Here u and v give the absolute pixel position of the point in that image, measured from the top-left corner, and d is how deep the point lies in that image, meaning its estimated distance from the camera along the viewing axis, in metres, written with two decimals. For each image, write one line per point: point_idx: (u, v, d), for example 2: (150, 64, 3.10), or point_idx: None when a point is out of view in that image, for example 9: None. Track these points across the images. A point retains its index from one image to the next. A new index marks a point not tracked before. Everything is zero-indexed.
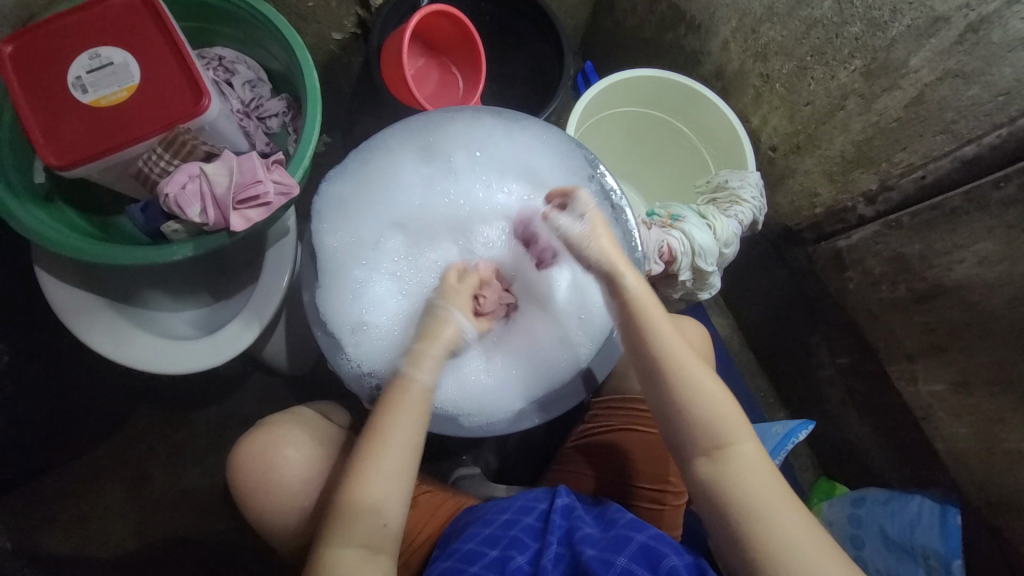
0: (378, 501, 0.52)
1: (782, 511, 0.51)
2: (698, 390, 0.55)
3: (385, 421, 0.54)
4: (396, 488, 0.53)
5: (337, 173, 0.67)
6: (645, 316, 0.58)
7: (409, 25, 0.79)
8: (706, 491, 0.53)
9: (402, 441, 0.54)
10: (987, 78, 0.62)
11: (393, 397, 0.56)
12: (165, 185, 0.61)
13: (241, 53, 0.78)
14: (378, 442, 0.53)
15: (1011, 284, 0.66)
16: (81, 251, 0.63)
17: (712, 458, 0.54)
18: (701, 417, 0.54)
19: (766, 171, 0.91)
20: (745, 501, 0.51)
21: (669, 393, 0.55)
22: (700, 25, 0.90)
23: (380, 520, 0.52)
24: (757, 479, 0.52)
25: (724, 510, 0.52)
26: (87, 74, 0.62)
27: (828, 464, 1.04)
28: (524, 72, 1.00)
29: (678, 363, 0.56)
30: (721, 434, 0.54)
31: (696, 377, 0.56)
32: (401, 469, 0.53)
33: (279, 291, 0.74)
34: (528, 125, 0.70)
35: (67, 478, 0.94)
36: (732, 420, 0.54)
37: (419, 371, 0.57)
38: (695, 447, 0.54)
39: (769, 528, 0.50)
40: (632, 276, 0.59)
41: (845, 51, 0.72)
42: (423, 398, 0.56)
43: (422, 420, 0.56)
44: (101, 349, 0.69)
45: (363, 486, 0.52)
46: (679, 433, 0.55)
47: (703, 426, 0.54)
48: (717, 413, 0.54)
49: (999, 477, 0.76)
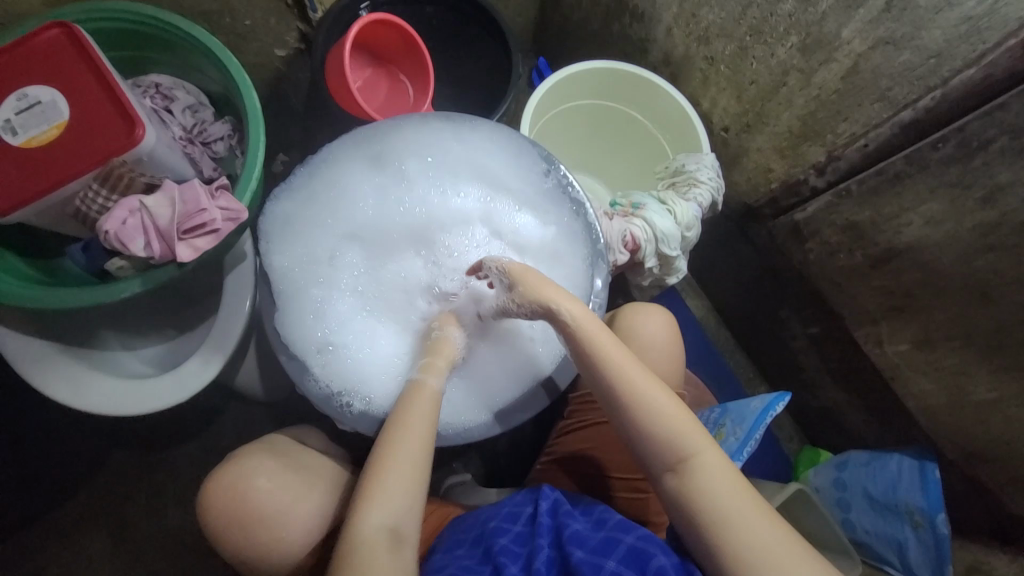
0: (392, 504, 0.54)
1: (748, 513, 0.53)
2: (656, 411, 0.57)
3: (398, 424, 0.56)
4: (405, 490, 0.54)
5: (280, 192, 0.67)
6: (594, 346, 0.58)
7: (348, 35, 0.78)
8: (678, 504, 0.56)
9: (415, 442, 0.56)
10: (917, 42, 0.64)
11: (407, 399, 0.58)
12: (104, 222, 0.59)
13: (178, 78, 0.76)
14: (390, 443, 0.56)
15: (959, 241, 0.68)
16: (25, 298, 0.61)
17: (678, 472, 0.56)
18: (662, 436, 0.56)
19: (721, 152, 0.92)
20: (712, 509, 0.54)
21: (631, 417, 0.57)
22: (643, 14, 0.90)
23: (396, 521, 0.53)
24: (721, 487, 0.54)
25: (696, 520, 0.54)
26: (15, 115, 0.60)
27: (811, 432, 1.06)
28: (475, 74, 0.99)
29: (632, 388, 0.57)
30: (683, 448, 0.56)
31: (653, 398, 0.57)
32: (414, 469, 0.55)
33: (243, 315, 0.73)
34: (477, 126, 0.70)
35: (42, 533, 0.90)
36: (691, 432, 0.56)
37: (431, 375, 0.59)
38: (660, 464, 0.56)
39: (735, 532, 0.52)
40: (567, 302, 0.58)
41: (781, 29, 0.73)
42: (434, 399, 0.58)
43: (433, 421, 0.58)
44: (59, 397, 0.67)
45: (377, 488, 0.54)
46: (645, 452, 0.57)
47: (664, 443, 0.56)
48: (676, 429, 0.56)
49: (968, 427, 0.79)
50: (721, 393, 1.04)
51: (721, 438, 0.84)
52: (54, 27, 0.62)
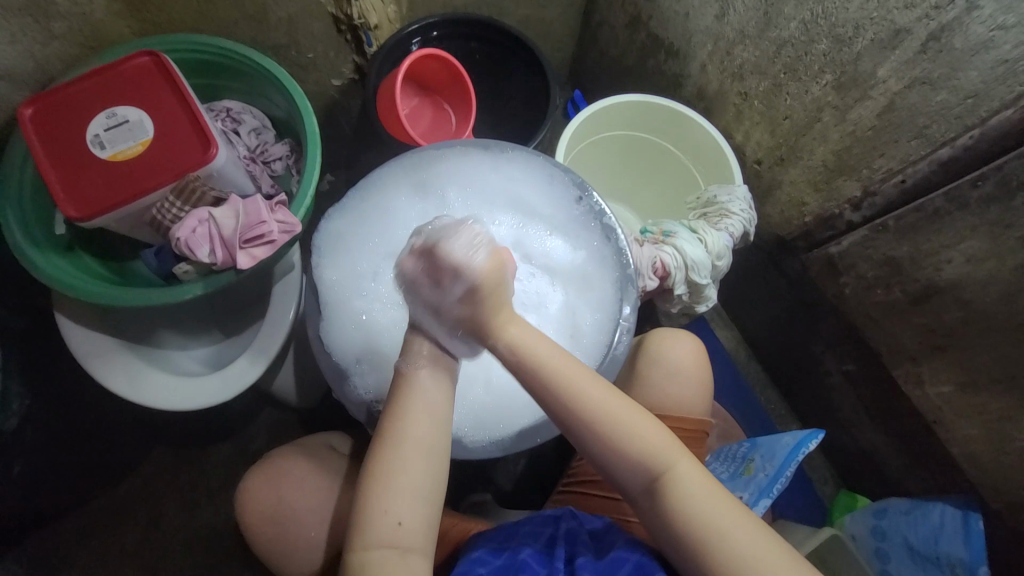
0: (397, 501, 0.51)
1: (731, 521, 0.52)
2: (618, 433, 0.54)
3: (394, 420, 0.53)
4: (413, 480, 0.52)
5: (335, 210, 0.72)
6: (542, 364, 0.54)
7: (400, 68, 0.85)
8: (658, 519, 0.54)
9: (414, 438, 0.53)
10: (954, 83, 0.64)
11: (397, 394, 0.55)
12: (177, 229, 0.65)
13: (247, 104, 0.83)
14: (386, 438, 0.53)
15: (1002, 281, 0.67)
16: (97, 295, 0.67)
17: (655, 493, 0.54)
18: (632, 457, 0.54)
19: (754, 183, 0.93)
20: (693, 528, 0.52)
21: (590, 436, 0.54)
22: (678, 51, 0.94)
23: (405, 512, 0.52)
24: (702, 502, 0.53)
25: (681, 540, 0.53)
26: (105, 131, 0.67)
27: (846, 475, 1.02)
28: (514, 104, 1.04)
29: (585, 403, 0.54)
30: (658, 465, 0.54)
31: (615, 416, 0.54)
32: (417, 467, 0.52)
33: (286, 323, 0.78)
34: (516, 154, 0.74)
35: (83, 520, 0.95)
36: (662, 447, 0.54)
37: (416, 365, 0.55)
38: (638, 486, 0.55)
39: (722, 549, 0.51)
40: (520, 330, 0.55)
41: (815, 67, 0.75)
42: (426, 393, 0.54)
43: (433, 416, 0.54)
44: (116, 389, 0.72)
45: (382, 485, 0.52)
46: (620, 475, 0.55)
47: (639, 464, 0.54)
48: (648, 448, 0.54)
49: (1018, 478, 0.74)
50: (750, 427, 1.02)
51: (750, 474, 0.81)
52: (145, 56, 0.70)
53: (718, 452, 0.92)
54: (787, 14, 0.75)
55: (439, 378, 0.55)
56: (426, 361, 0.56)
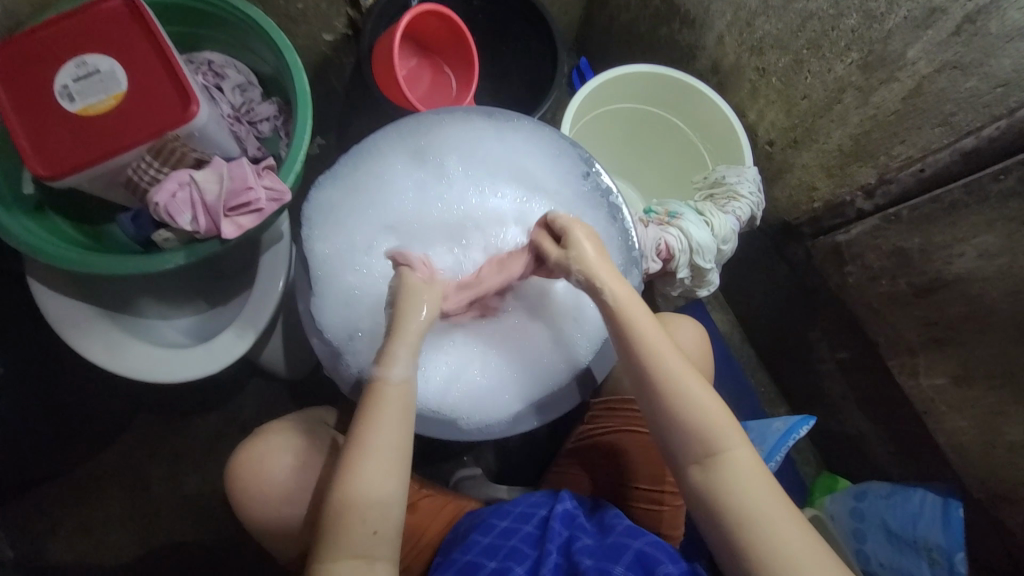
0: (367, 507, 0.50)
1: (780, 516, 0.51)
2: (686, 397, 0.54)
3: (369, 425, 0.52)
4: (385, 486, 0.51)
5: (326, 178, 0.68)
6: (629, 321, 0.57)
7: (398, 25, 0.78)
8: (701, 499, 0.53)
9: (386, 445, 0.52)
10: (985, 69, 0.61)
11: (370, 401, 0.53)
12: (154, 194, 0.60)
13: (230, 57, 0.77)
14: (358, 446, 0.51)
15: (1012, 277, 0.66)
16: (71, 261, 0.63)
17: (705, 467, 0.53)
18: (693, 423, 0.54)
19: (764, 166, 0.90)
20: (742, 509, 0.51)
21: (660, 399, 0.55)
22: (695, 20, 0.89)
23: (379, 518, 0.50)
24: (753, 484, 0.52)
25: (723, 518, 0.52)
26: (74, 82, 0.61)
27: (830, 458, 1.04)
28: (518, 69, 0.98)
29: (665, 368, 0.55)
30: (714, 439, 0.53)
31: (681, 382, 0.55)
32: (388, 475, 0.51)
33: (275, 294, 0.74)
34: (522, 124, 0.70)
35: (67, 487, 0.93)
36: (723, 423, 0.54)
37: (392, 371, 0.54)
38: (689, 457, 0.54)
39: (767, 534, 0.50)
40: (611, 280, 0.58)
41: (841, 44, 0.71)
42: (400, 399, 0.53)
43: (405, 422, 0.53)
44: (96, 359, 0.69)
45: (352, 493, 0.50)
46: (673, 441, 0.55)
47: (696, 433, 0.54)
48: (710, 419, 0.54)
49: (1002, 470, 0.76)
50: (741, 410, 1.02)
51: None
52: None
53: None
54: None
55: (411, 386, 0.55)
56: (405, 364, 0.54)
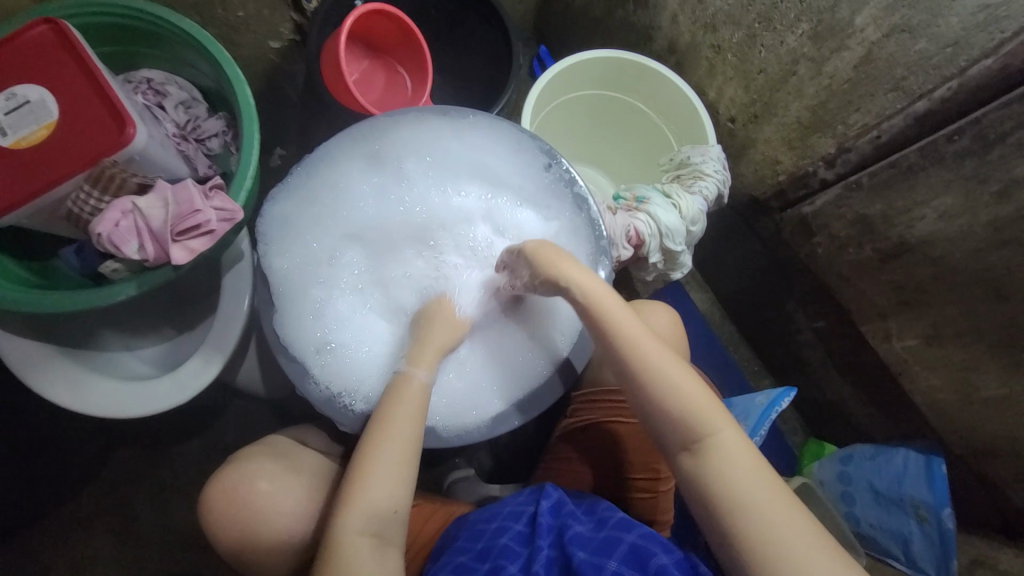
0: (382, 491, 0.52)
1: (771, 500, 0.50)
2: (669, 386, 0.54)
3: (394, 407, 0.55)
4: (405, 466, 0.53)
5: (280, 191, 0.65)
6: (609, 318, 0.56)
7: (343, 28, 0.76)
8: (691, 484, 0.52)
9: (408, 428, 0.54)
10: (933, 30, 0.61)
11: (396, 385, 0.57)
12: (96, 224, 0.58)
13: (169, 73, 0.74)
14: (381, 424, 0.54)
15: (973, 235, 0.67)
16: (19, 302, 0.60)
17: (694, 453, 0.53)
18: (680, 411, 0.53)
19: (727, 143, 0.90)
20: (732, 493, 0.50)
21: (641, 388, 0.55)
22: (647, 0, 0.88)
23: (392, 501, 0.52)
24: (742, 468, 0.51)
25: (712, 503, 0.51)
26: (3, 115, 0.58)
27: (816, 426, 1.06)
28: (474, 64, 0.96)
29: (643, 356, 0.55)
30: (702, 426, 0.53)
31: (664, 371, 0.54)
32: (405, 466, 0.53)
33: (241, 315, 0.72)
34: (479, 119, 0.68)
35: (47, 532, 0.90)
36: (710, 408, 0.53)
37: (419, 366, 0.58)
38: (679, 443, 0.53)
39: (760, 518, 0.49)
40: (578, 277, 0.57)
41: (791, 15, 0.71)
42: (421, 396, 0.56)
43: (421, 418, 0.56)
44: (59, 400, 0.67)
45: (373, 474, 0.52)
46: (660, 428, 0.54)
47: (682, 419, 0.53)
48: (693, 405, 0.53)
49: (977, 423, 0.78)
50: (726, 387, 1.03)
51: None
52: (41, 23, 0.60)
53: None
54: None
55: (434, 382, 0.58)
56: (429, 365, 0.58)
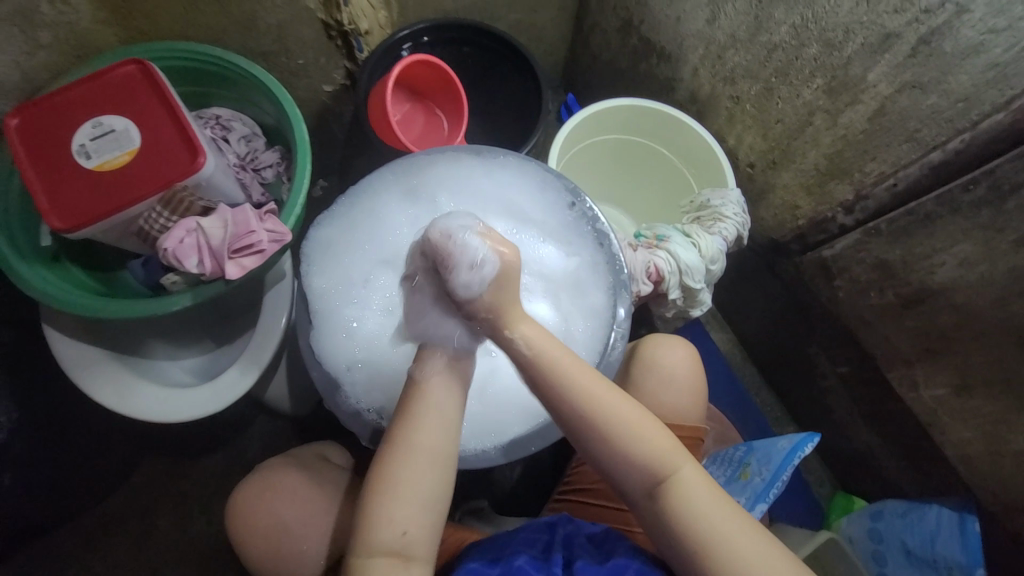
0: (400, 513, 0.51)
1: (732, 525, 0.52)
2: (618, 430, 0.53)
3: (408, 425, 0.54)
4: (428, 487, 0.53)
5: (325, 218, 0.71)
6: (551, 363, 0.55)
7: (391, 75, 0.84)
8: (657, 520, 0.54)
9: (427, 445, 0.54)
10: (944, 87, 0.64)
11: (410, 400, 0.56)
12: (164, 240, 0.64)
13: (236, 110, 0.83)
14: (395, 445, 0.53)
15: (995, 284, 0.67)
16: (85, 307, 0.66)
17: (656, 491, 0.53)
18: (635, 455, 0.53)
19: (747, 187, 0.93)
20: (693, 527, 0.52)
21: (591, 430, 0.54)
22: (670, 55, 0.94)
23: (414, 521, 0.52)
24: (702, 498, 0.53)
25: (678, 538, 0.52)
26: (91, 141, 0.66)
27: (844, 478, 1.02)
28: (507, 108, 1.04)
29: (590, 396, 0.54)
30: (659, 465, 0.53)
31: (614, 417, 0.54)
32: (427, 475, 0.53)
33: (277, 331, 0.77)
34: (509, 160, 0.74)
35: (73, 534, 0.94)
36: (664, 445, 0.54)
37: (427, 373, 0.57)
38: (637, 485, 0.54)
39: (724, 548, 0.51)
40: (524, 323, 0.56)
41: (806, 71, 0.75)
42: (440, 400, 0.56)
43: (444, 425, 0.55)
44: (105, 402, 0.71)
45: (388, 498, 0.52)
46: (618, 472, 0.54)
47: (640, 461, 0.53)
48: (647, 442, 0.53)
49: (1012, 481, 0.74)
50: (747, 430, 1.01)
51: (747, 479, 0.81)
52: (131, 64, 0.69)
53: (714, 456, 0.91)
54: (776, 19, 0.75)
55: (453, 384, 0.57)
56: (440, 365, 0.58)
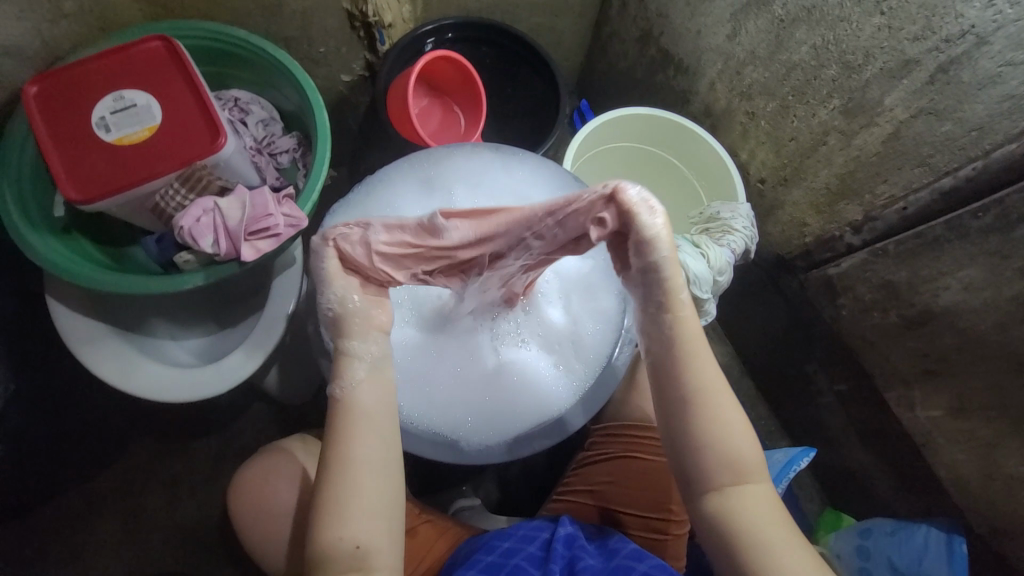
0: (348, 527, 0.48)
1: (788, 546, 0.51)
2: (714, 428, 0.52)
3: (338, 443, 0.50)
4: (372, 496, 0.49)
5: (339, 207, 0.71)
6: (686, 344, 0.52)
7: (413, 68, 0.84)
8: (713, 523, 0.52)
9: (362, 457, 0.50)
10: (959, 115, 0.65)
11: (334, 418, 0.51)
12: (181, 218, 0.64)
13: (255, 94, 0.82)
14: (327, 464, 0.50)
15: (999, 310, 0.68)
16: (94, 280, 0.65)
17: (724, 493, 0.52)
18: (722, 457, 0.52)
19: (756, 202, 0.94)
20: (752, 543, 0.51)
21: (690, 422, 0.52)
22: (688, 68, 0.95)
23: (364, 531, 0.49)
24: (765, 517, 0.52)
25: (729, 544, 0.52)
26: (111, 114, 0.66)
27: (834, 495, 1.03)
28: (523, 109, 1.05)
29: (703, 387, 0.52)
30: (738, 471, 0.52)
31: (714, 413, 0.52)
32: (367, 488, 0.49)
33: (284, 317, 0.77)
34: (526, 159, 0.75)
35: (59, 511, 0.92)
36: (749, 457, 0.52)
37: (344, 386, 0.51)
38: (709, 488, 0.52)
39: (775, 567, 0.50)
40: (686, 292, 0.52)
41: (824, 91, 0.76)
42: (375, 411, 0.52)
43: (384, 435, 0.51)
44: (107, 378, 0.71)
45: (332, 516, 0.48)
46: (697, 469, 0.52)
47: (720, 461, 0.52)
48: (736, 450, 0.52)
49: (1001, 504, 0.76)
50: None
51: None
52: (156, 40, 0.68)
53: None
54: (798, 38, 0.76)
55: (380, 390, 0.52)
56: (370, 378, 0.52)
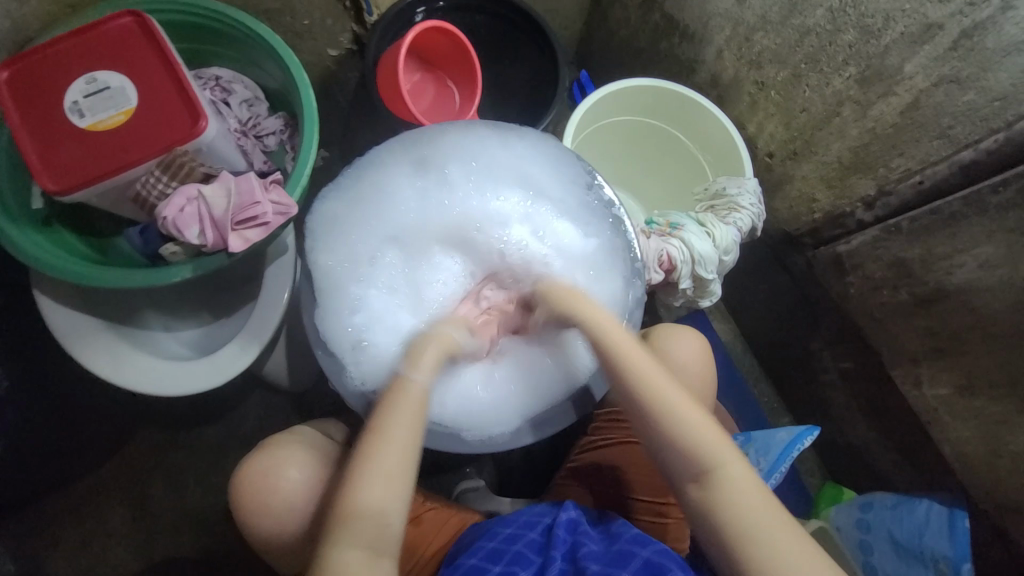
0: (381, 501, 0.50)
1: (776, 531, 0.50)
2: (679, 419, 0.54)
3: (389, 419, 0.53)
4: (406, 477, 0.51)
5: (331, 191, 0.68)
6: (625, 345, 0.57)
7: (404, 41, 0.79)
8: (700, 517, 0.53)
9: (409, 438, 0.52)
10: (982, 83, 0.62)
11: (392, 395, 0.55)
12: (163, 208, 0.61)
13: (237, 72, 0.78)
14: (376, 436, 0.52)
15: (1014, 287, 0.66)
16: (76, 274, 0.63)
17: (703, 485, 0.53)
18: (691, 450, 0.53)
19: (764, 177, 0.90)
20: (738, 531, 0.51)
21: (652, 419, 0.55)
22: (694, 34, 0.90)
23: (393, 511, 0.50)
24: (750, 503, 0.51)
25: (720, 539, 0.51)
26: (84, 98, 0.62)
27: (835, 469, 1.03)
28: (520, 82, 1.00)
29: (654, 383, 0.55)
30: (706, 461, 0.53)
31: (671, 407, 0.54)
32: (407, 471, 0.51)
33: (279, 307, 0.75)
34: (526, 135, 0.71)
35: (67, 501, 0.93)
36: (717, 444, 0.53)
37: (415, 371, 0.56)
38: (686, 479, 0.54)
39: (768, 557, 0.49)
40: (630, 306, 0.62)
41: (839, 58, 0.72)
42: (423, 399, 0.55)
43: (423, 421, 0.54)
44: (98, 371, 0.69)
45: (366, 487, 0.50)
46: (668, 463, 0.55)
47: (688, 453, 0.53)
48: (700, 438, 0.53)
49: (1004, 480, 0.76)
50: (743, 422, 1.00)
51: None
52: (127, 15, 0.64)
53: None
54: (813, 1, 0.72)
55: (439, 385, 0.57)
56: (429, 368, 0.57)
